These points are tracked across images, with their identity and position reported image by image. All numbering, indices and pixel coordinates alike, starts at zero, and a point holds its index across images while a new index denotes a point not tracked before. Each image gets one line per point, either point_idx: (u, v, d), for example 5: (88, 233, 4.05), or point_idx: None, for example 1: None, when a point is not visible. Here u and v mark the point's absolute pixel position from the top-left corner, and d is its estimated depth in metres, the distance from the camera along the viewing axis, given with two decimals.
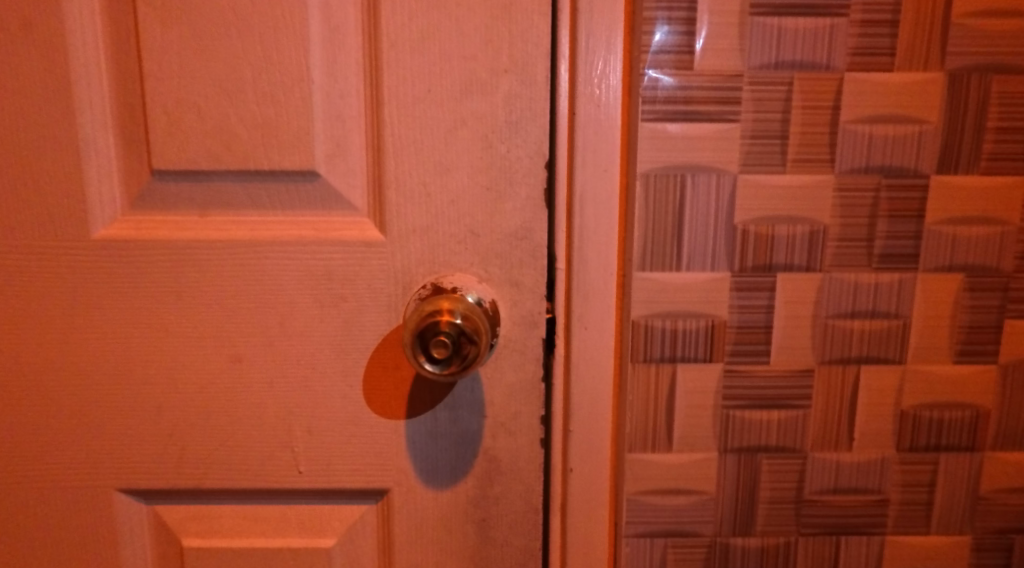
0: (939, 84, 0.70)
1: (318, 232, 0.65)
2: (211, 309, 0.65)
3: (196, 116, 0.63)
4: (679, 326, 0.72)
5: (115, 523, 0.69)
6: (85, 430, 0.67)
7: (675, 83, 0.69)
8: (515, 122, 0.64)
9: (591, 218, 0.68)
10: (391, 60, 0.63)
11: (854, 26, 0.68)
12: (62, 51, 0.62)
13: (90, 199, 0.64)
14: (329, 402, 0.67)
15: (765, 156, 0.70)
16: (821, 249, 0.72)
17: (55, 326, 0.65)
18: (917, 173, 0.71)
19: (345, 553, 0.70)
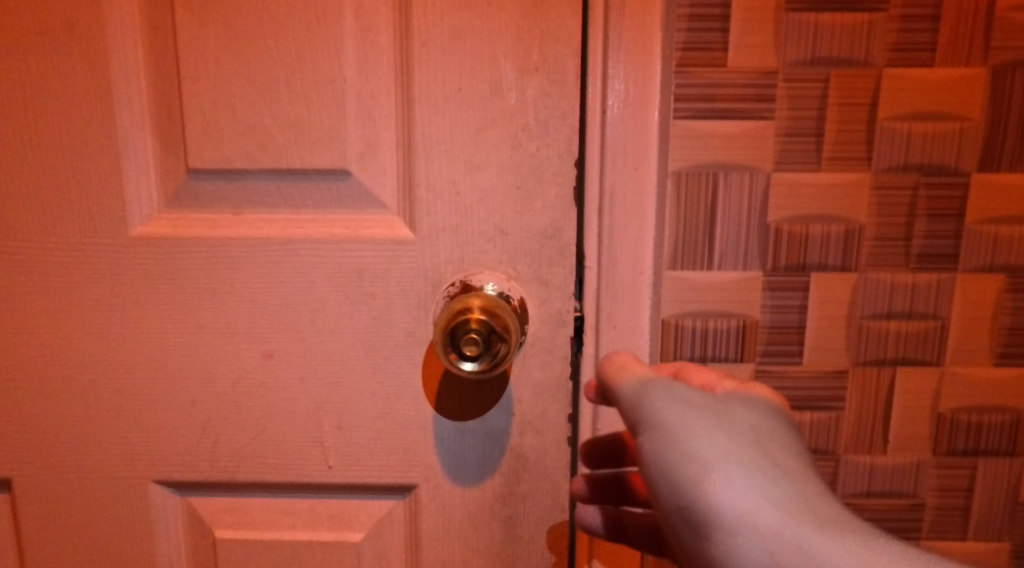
0: (981, 79, 0.68)
1: (349, 230, 0.66)
2: (243, 305, 0.66)
3: (231, 116, 0.63)
4: (710, 325, 0.72)
5: (151, 514, 0.70)
6: (121, 424, 0.68)
7: (708, 81, 0.68)
8: (544, 120, 0.64)
9: (621, 217, 0.68)
10: (423, 59, 0.63)
11: (892, 21, 0.67)
12: (102, 53, 0.63)
13: (129, 197, 0.65)
14: (359, 398, 0.68)
15: (800, 154, 0.69)
16: (856, 249, 0.70)
17: (93, 321, 0.67)
18: (957, 171, 0.69)
19: (374, 548, 0.71)
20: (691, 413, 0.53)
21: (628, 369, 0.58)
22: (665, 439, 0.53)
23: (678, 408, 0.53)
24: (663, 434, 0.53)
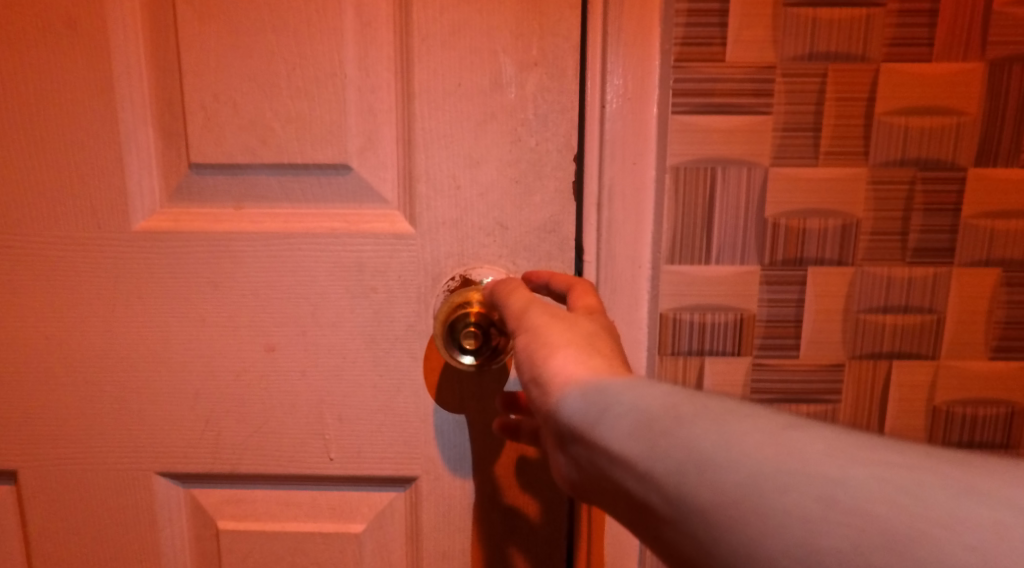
0: (978, 74, 0.68)
1: (349, 224, 0.66)
2: (245, 299, 0.67)
3: (232, 110, 0.64)
4: (707, 318, 0.72)
5: (154, 505, 0.71)
6: (123, 416, 0.69)
7: (706, 76, 0.68)
8: (543, 115, 0.64)
9: (619, 211, 0.68)
10: (422, 53, 0.63)
11: (890, 16, 0.67)
12: (104, 48, 0.64)
13: (131, 191, 0.66)
14: (360, 391, 0.68)
15: (798, 149, 0.69)
16: (853, 243, 0.71)
17: (95, 315, 0.67)
18: (954, 166, 0.70)
19: (375, 539, 0.71)
20: (552, 318, 0.55)
21: (513, 289, 0.60)
22: (524, 335, 0.55)
23: (545, 314, 0.56)
24: (522, 332, 0.56)
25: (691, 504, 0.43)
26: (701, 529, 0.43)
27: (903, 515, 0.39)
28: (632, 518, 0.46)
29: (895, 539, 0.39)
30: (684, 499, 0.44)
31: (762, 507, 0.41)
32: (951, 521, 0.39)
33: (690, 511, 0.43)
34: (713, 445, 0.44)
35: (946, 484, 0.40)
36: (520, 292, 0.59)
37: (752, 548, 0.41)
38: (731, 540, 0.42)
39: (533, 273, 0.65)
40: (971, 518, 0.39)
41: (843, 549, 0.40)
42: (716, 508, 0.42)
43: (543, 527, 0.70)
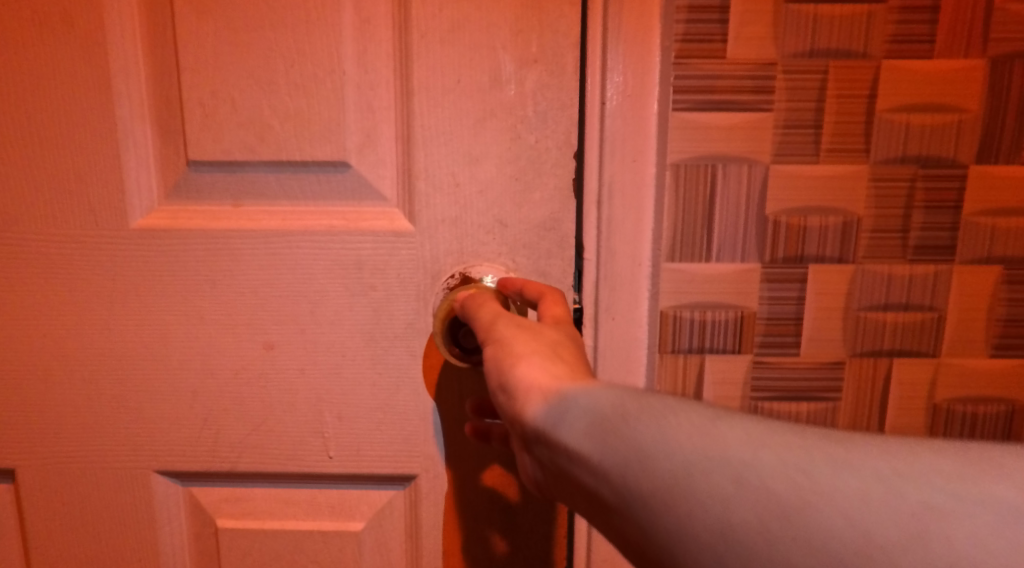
0: (979, 71, 0.68)
1: (348, 222, 0.66)
2: (244, 297, 0.67)
3: (230, 108, 0.63)
4: (708, 317, 0.72)
5: (153, 504, 0.71)
6: (122, 415, 0.69)
7: (707, 74, 0.68)
8: (543, 112, 0.64)
9: (619, 209, 0.68)
10: (421, 50, 0.63)
11: (891, 13, 0.67)
12: (101, 45, 0.63)
13: (129, 189, 0.66)
14: (359, 389, 0.68)
15: (799, 146, 0.69)
16: (854, 240, 0.71)
17: (93, 313, 0.67)
18: (955, 164, 0.70)
19: (374, 538, 0.71)
20: (517, 329, 0.57)
21: (482, 304, 0.61)
22: (490, 346, 0.57)
23: (510, 326, 0.57)
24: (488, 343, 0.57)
25: (635, 493, 0.45)
26: (644, 516, 0.44)
27: (797, 494, 0.41)
28: (588, 509, 0.48)
29: (790, 515, 0.41)
30: (630, 489, 0.45)
31: (691, 492, 0.43)
32: (838, 500, 0.40)
33: (636, 500, 0.45)
34: (651, 437, 0.45)
35: (840, 465, 0.41)
36: (489, 305, 0.61)
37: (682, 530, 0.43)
38: (669, 525, 0.43)
39: (508, 281, 0.64)
40: (856, 498, 0.40)
41: (750, 524, 0.41)
42: (655, 495, 0.44)
43: (528, 515, 0.70)
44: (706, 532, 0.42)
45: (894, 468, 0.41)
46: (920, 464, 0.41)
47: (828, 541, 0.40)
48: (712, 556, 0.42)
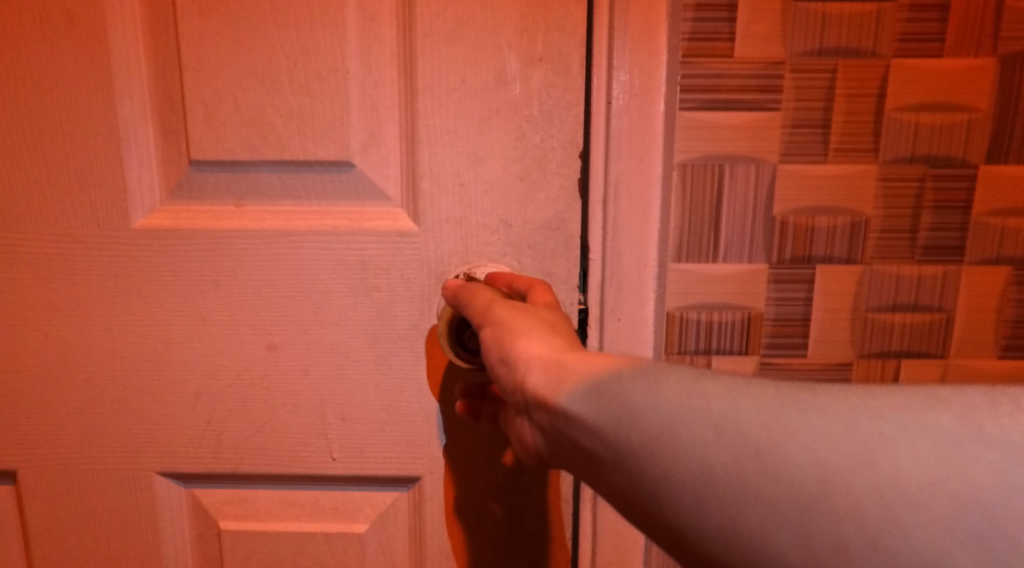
0: (990, 70, 0.67)
1: (352, 222, 0.65)
2: (247, 298, 0.66)
3: (233, 107, 0.63)
4: (715, 317, 0.71)
5: (155, 506, 0.70)
6: (124, 416, 0.68)
7: (714, 72, 0.67)
8: (548, 111, 0.63)
9: (625, 209, 0.67)
10: (425, 49, 0.62)
11: (901, 11, 0.66)
12: (103, 43, 0.63)
13: (131, 189, 0.65)
14: (363, 391, 0.68)
15: (807, 145, 0.68)
16: (862, 240, 0.70)
17: (95, 314, 0.67)
18: (965, 163, 0.69)
19: (378, 539, 0.71)
20: (512, 309, 0.57)
21: (475, 293, 0.61)
22: (487, 328, 0.57)
23: (505, 308, 0.57)
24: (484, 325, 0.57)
25: (624, 447, 0.45)
26: (632, 469, 0.45)
27: (767, 434, 0.42)
28: (583, 469, 0.48)
29: (762, 454, 0.41)
30: (621, 444, 0.45)
31: (675, 442, 0.43)
32: (802, 438, 0.41)
33: (626, 454, 0.45)
34: (639, 393, 0.46)
35: (805, 406, 0.42)
36: (482, 292, 0.61)
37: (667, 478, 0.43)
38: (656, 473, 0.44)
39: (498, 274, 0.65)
40: (817, 434, 0.41)
41: (729, 467, 0.42)
42: (644, 447, 0.44)
43: (533, 516, 0.70)
44: (691, 476, 0.43)
45: (855, 405, 0.41)
46: (877, 402, 0.41)
47: (793, 475, 0.41)
48: (694, 497, 0.42)
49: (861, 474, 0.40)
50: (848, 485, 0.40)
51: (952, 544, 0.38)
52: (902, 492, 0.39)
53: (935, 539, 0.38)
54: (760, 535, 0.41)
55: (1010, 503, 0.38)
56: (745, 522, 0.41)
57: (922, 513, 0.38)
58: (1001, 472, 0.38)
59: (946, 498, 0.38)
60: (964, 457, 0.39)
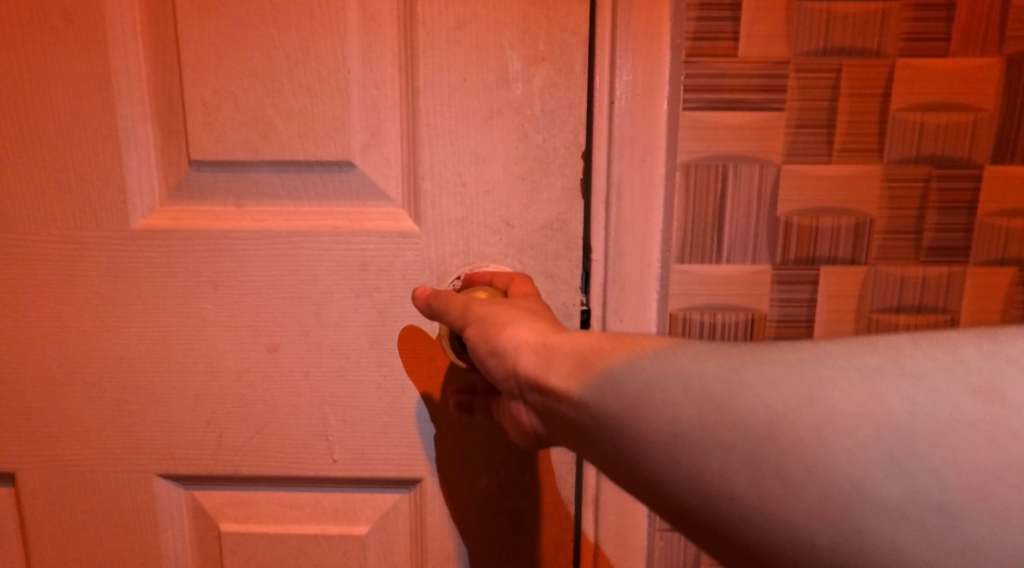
0: (995, 70, 0.67)
1: (353, 222, 0.65)
2: (248, 299, 0.66)
3: (233, 106, 0.62)
4: (718, 318, 0.71)
5: (155, 508, 0.70)
6: (123, 418, 0.68)
7: (718, 72, 0.67)
8: (551, 111, 0.63)
9: (628, 209, 0.67)
10: (426, 48, 0.62)
11: (906, 10, 0.66)
12: (102, 42, 0.62)
13: (130, 189, 0.65)
14: (364, 392, 0.67)
15: (811, 145, 0.68)
16: (866, 241, 0.70)
17: (94, 315, 0.66)
18: (970, 163, 0.68)
19: (379, 541, 0.71)
20: (493, 305, 0.56)
21: (450, 297, 0.59)
22: (468, 328, 0.56)
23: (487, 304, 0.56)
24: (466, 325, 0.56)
25: (603, 413, 0.46)
26: (612, 434, 0.46)
27: (727, 387, 0.43)
28: (572, 439, 0.49)
29: (723, 405, 0.42)
30: (602, 412, 0.46)
31: (648, 403, 0.45)
32: (757, 387, 0.42)
33: (606, 419, 0.46)
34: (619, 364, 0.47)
35: (759, 359, 0.43)
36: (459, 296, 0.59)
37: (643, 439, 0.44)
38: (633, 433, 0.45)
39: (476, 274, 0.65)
40: (768, 382, 0.42)
41: (696, 422, 0.43)
42: (621, 411, 0.45)
43: (535, 517, 0.70)
44: (662, 432, 0.44)
45: (801, 353, 0.43)
46: (816, 349, 0.43)
47: (745, 419, 0.42)
48: (666, 453, 0.44)
49: (800, 412, 0.41)
50: (790, 423, 0.41)
51: (876, 469, 0.39)
52: (835, 426, 0.40)
53: (866, 467, 0.39)
54: (720, 478, 0.42)
55: (928, 429, 0.39)
56: (705, 467, 0.42)
57: (851, 443, 0.40)
58: (917, 404, 0.40)
59: (871, 427, 0.40)
60: (888, 391, 0.41)
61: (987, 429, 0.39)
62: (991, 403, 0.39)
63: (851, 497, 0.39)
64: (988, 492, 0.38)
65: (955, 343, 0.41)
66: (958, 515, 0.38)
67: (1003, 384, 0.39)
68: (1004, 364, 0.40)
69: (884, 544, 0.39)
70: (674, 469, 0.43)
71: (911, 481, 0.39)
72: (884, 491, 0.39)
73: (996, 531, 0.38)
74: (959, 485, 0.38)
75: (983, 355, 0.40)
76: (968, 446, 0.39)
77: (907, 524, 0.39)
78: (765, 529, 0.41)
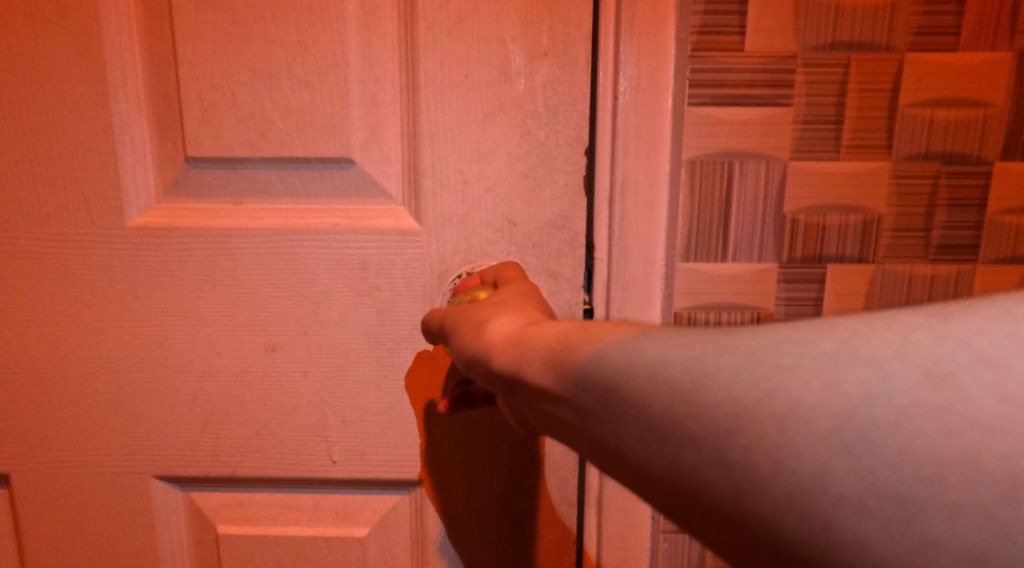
0: (1006, 65, 0.65)
1: (353, 220, 0.64)
2: (246, 298, 0.65)
3: (230, 101, 0.61)
4: (723, 317, 0.70)
5: (152, 509, 0.69)
6: (120, 419, 0.67)
7: (724, 66, 0.65)
8: (554, 106, 0.62)
9: (632, 207, 0.65)
10: (428, 42, 0.61)
11: (916, 4, 0.65)
12: (96, 36, 0.61)
13: (125, 186, 0.63)
14: (364, 392, 0.66)
15: (819, 141, 0.67)
16: (874, 239, 0.68)
17: (90, 314, 0.65)
18: (980, 160, 0.67)
19: (379, 543, 0.70)
20: (468, 311, 0.55)
21: (439, 315, 0.58)
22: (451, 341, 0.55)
23: (464, 312, 0.55)
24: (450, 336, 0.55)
25: (578, 407, 0.43)
26: (589, 426, 0.43)
27: (690, 377, 0.39)
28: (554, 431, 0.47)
29: (687, 395, 0.39)
30: (583, 408, 0.43)
31: (620, 396, 0.41)
32: (719, 375, 0.39)
33: (580, 413, 0.43)
34: (587, 355, 0.43)
35: (720, 347, 0.40)
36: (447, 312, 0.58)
37: (617, 434, 0.41)
38: (606, 425, 0.42)
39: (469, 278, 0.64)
40: (730, 370, 0.39)
41: (662, 413, 0.40)
42: (594, 403, 0.42)
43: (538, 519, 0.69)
44: (633, 425, 0.40)
45: (760, 343, 0.39)
46: (772, 337, 0.39)
47: (707, 409, 0.38)
48: (637, 445, 0.40)
49: (760, 403, 0.37)
50: (751, 415, 0.37)
51: (836, 459, 0.36)
52: (794, 415, 0.37)
53: (827, 459, 0.36)
54: (690, 469, 0.38)
55: (883, 416, 0.36)
56: (672, 459, 0.39)
57: (810, 433, 0.36)
58: (873, 391, 0.36)
59: (829, 416, 0.36)
60: (844, 378, 0.37)
61: (939, 415, 0.35)
62: (943, 390, 0.36)
63: (813, 490, 0.36)
64: (947, 483, 0.34)
65: (905, 325, 0.38)
66: (920, 508, 0.34)
67: (955, 367, 0.36)
68: (954, 347, 0.37)
69: (847, 540, 0.35)
70: (646, 462, 0.40)
71: (870, 472, 0.35)
72: (845, 483, 0.35)
73: (956, 523, 0.34)
74: (916, 476, 0.35)
75: (930, 337, 0.37)
76: (924, 433, 0.35)
77: (871, 519, 0.35)
78: (733, 523, 0.37)
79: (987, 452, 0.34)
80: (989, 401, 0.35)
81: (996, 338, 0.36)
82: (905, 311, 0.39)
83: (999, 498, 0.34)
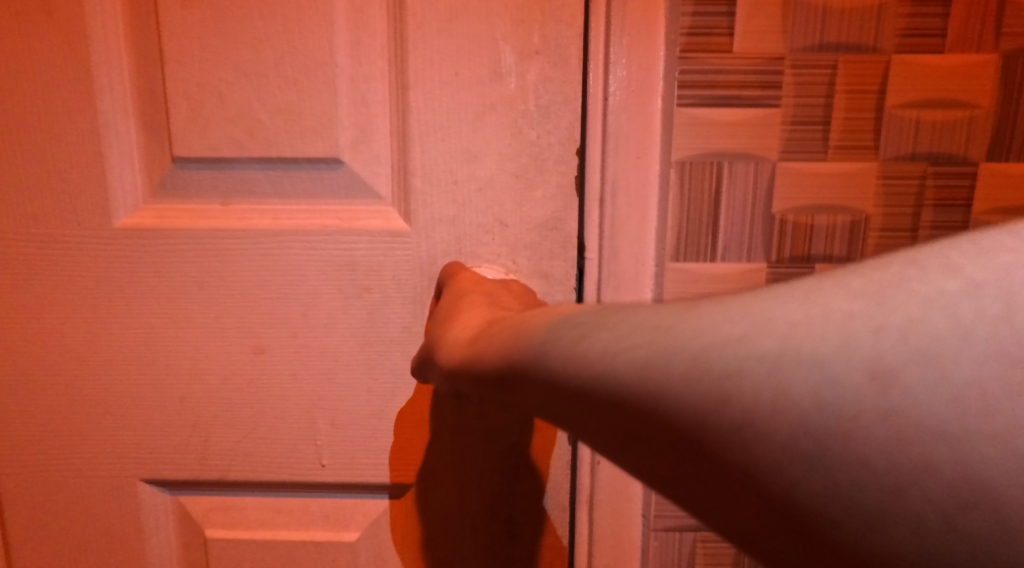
0: (992, 66, 0.66)
1: (342, 221, 0.63)
2: (235, 300, 0.64)
3: (218, 101, 0.61)
4: None
5: (140, 513, 0.68)
6: (107, 423, 0.66)
7: (714, 67, 0.66)
8: (546, 106, 0.62)
9: (623, 208, 0.66)
10: (418, 40, 0.60)
11: (902, 5, 0.65)
12: (82, 34, 0.60)
13: (112, 187, 0.63)
14: (353, 395, 0.66)
15: (808, 142, 0.67)
16: (862, 240, 0.69)
17: (76, 316, 0.64)
18: (967, 160, 0.68)
19: (369, 546, 0.69)
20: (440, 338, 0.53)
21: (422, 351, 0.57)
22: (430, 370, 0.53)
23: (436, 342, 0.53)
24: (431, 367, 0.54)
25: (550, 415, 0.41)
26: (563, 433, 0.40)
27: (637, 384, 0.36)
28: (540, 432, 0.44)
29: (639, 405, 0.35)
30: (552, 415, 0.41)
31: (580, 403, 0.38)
32: (664, 381, 0.35)
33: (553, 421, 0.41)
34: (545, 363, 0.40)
35: (664, 349, 0.36)
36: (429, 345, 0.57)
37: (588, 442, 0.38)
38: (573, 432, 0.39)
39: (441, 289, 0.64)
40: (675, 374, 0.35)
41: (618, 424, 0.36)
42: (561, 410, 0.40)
43: (530, 521, 0.69)
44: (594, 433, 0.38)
45: (697, 338, 0.35)
46: (712, 335, 0.35)
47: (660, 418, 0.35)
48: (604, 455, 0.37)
49: (710, 414, 0.33)
50: (701, 426, 0.34)
51: (795, 473, 0.32)
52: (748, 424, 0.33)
53: (788, 472, 0.32)
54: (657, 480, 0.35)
55: (836, 426, 0.31)
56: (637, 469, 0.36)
57: (765, 445, 0.32)
58: (823, 395, 0.32)
59: (784, 423, 0.32)
60: (792, 381, 0.32)
61: (892, 419, 0.31)
62: (892, 390, 0.31)
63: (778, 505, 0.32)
64: (910, 496, 0.30)
65: (842, 313, 0.33)
66: (891, 521, 0.30)
67: (903, 363, 0.31)
68: (896, 338, 0.32)
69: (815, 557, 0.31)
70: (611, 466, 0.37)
71: (834, 484, 0.31)
72: (809, 496, 0.31)
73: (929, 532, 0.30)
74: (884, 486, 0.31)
75: (870, 327, 0.32)
76: (879, 440, 0.31)
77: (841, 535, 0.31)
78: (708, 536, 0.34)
79: (945, 458, 0.30)
80: (942, 403, 0.30)
81: (941, 326, 0.31)
82: (836, 287, 0.34)
83: (964, 509, 0.30)
